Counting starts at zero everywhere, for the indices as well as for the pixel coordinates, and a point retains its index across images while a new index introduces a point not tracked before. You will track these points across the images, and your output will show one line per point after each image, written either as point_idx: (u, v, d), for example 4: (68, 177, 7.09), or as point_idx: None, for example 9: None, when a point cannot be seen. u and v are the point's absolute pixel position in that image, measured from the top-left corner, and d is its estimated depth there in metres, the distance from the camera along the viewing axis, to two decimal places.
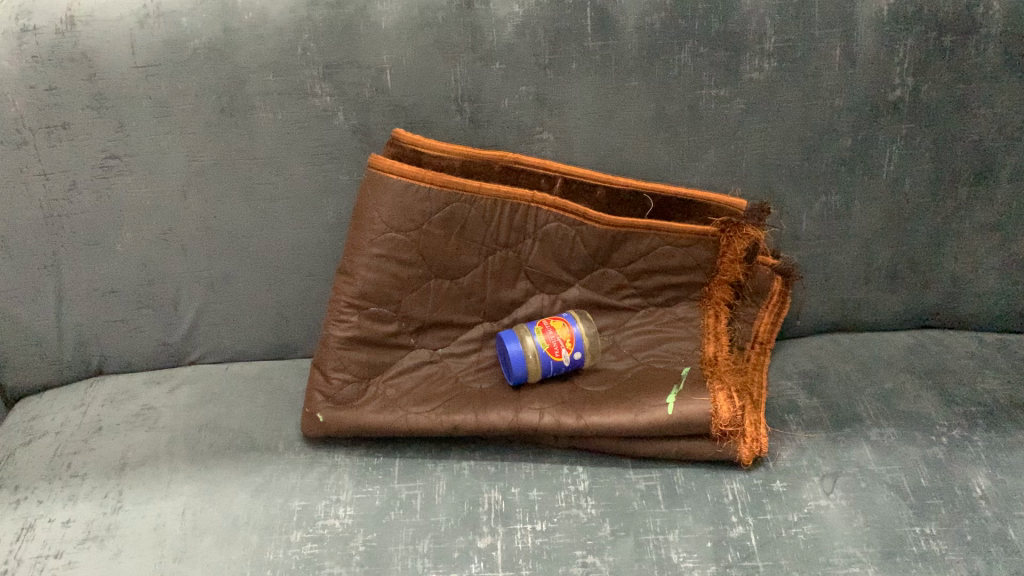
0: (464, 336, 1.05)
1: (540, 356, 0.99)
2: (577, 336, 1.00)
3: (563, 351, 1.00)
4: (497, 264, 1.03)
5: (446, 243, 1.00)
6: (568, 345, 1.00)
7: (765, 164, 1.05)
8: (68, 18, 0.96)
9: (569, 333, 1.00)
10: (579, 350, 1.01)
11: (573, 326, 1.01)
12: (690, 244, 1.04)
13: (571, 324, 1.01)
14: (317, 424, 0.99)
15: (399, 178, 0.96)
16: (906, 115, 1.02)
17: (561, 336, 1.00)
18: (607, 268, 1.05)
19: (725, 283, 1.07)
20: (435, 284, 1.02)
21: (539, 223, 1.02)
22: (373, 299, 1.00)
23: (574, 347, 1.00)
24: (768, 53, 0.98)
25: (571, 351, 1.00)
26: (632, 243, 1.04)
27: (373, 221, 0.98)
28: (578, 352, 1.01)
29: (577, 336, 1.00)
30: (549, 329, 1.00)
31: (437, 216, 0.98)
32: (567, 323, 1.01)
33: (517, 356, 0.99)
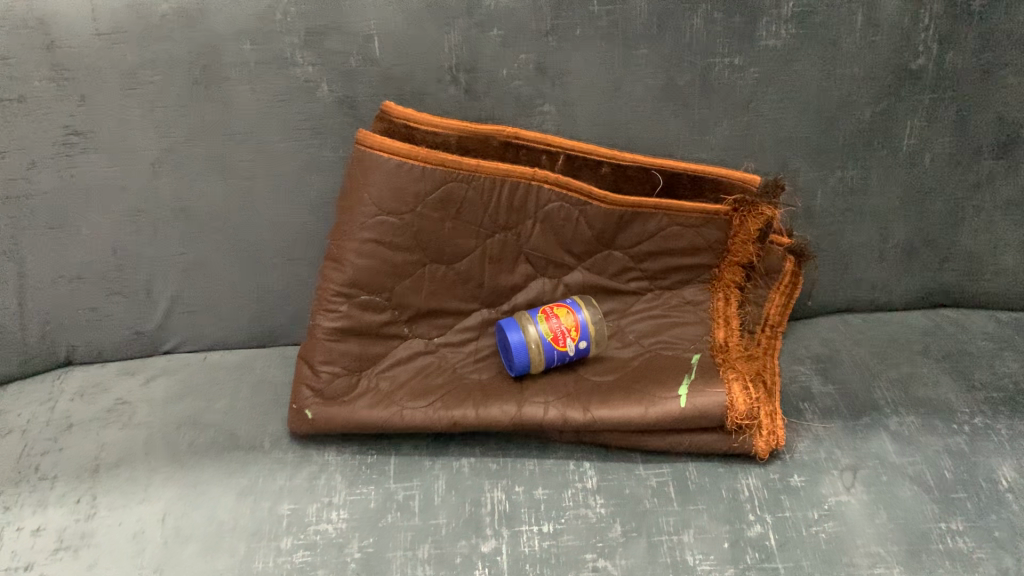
0: (461, 323, 0.98)
1: (542, 346, 0.94)
2: (582, 324, 0.95)
3: (567, 342, 0.94)
4: (496, 247, 0.96)
5: (442, 227, 0.93)
6: (572, 334, 0.94)
7: (780, 137, 0.99)
8: None
9: (574, 321, 0.95)
10: (585, 340, 0.95)
11: (577, 313, 0.95)
12: (700, 224, 0.98)
13: (576, 311, 0.95)
14: (305, 421, 0.93)
15: (390, 157, 0.89)
16: (929, 85, 0.96)
17: (564, 325, 0.94)
18: (611, 249, 0.99)
19: (736, 264, 1.01)
20: (430, 270, 0.95)
21: (541, 202, 0.96)
22: (364, 287, 0.92)
23: (578, 336, 0.95)
24: (786, 18, 0.91)
25: (577, 340, 0.95)
26: (639, 224, 0.98)
27: (363, 204, 0.90)
28: (584, 341, 0.95)
29: (581, 324, 0.95)
30: (550, 317, 0.94)
31: (432, 197, 0.91)
32: (571, 311, 0.95)
33: (519, 347, 0.93)
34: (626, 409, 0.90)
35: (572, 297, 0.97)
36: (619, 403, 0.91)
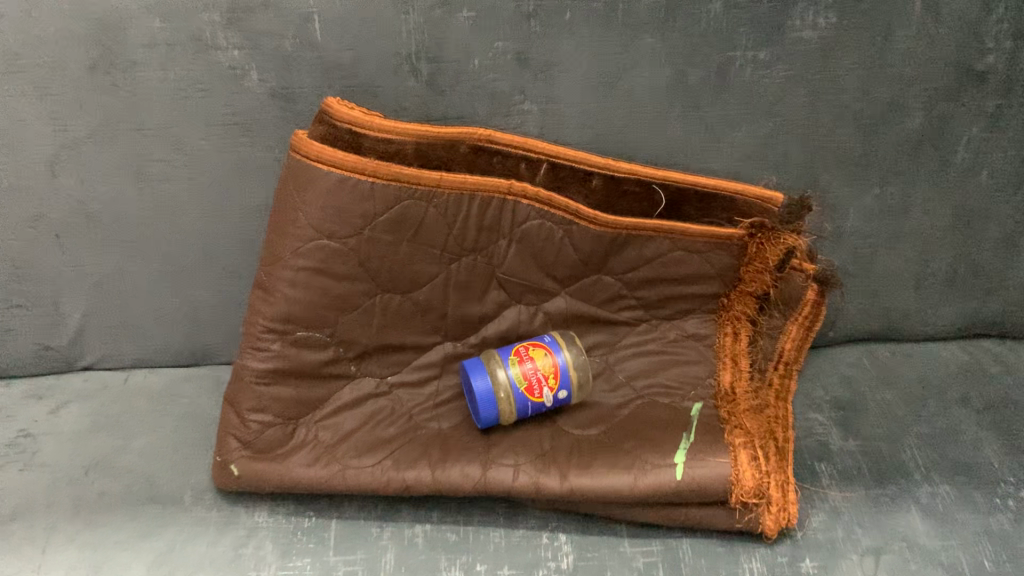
0: (419, 360, 0.83)
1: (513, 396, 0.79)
2: (561, 369, 0.80)
3: (543, 390, 0.79)
4: (463, 272, 0.80)
5: (396, 251, 0.76)
6: (549, 382, 0.79)
7: (809, 147, 0.81)
8: None
9: (552, 365, 0.79)
10: (565, 388, 0.80)
11: (557, 356, 0.80)
12: (708, 250, 0.82)
13: (555, 353, 0.80)
14: (231, 478, 0.78)
15: (331, 170, 0.72)
16: (995, 89, 0.79)
17: (540, 371, 0.79)
18: (601, 275, 0.83)
19: (748, 295, 0.85)
20: (382, 301, 0.79)
21: (518, 220, 0.79)
22: (301, 322, 0.77)
23: (557, 383, 0.80)
24: (827, 5, 0.74)
25: (555, 388, 0.80)
26: (636, 247, 0.81)
27: (298, 225, 0.74)
28: (563, 389, 0.80)
29: (561, 368, 0.80)
30: (524, 361, 0.79)
31: (383, 218, 0.75)
32: (549, 353, 0.80)
33: (485, 397, 0.78)
34: (610, 477, 0.76)
35: (552, 335, 0.82)
36: (603, 469, 0.77)
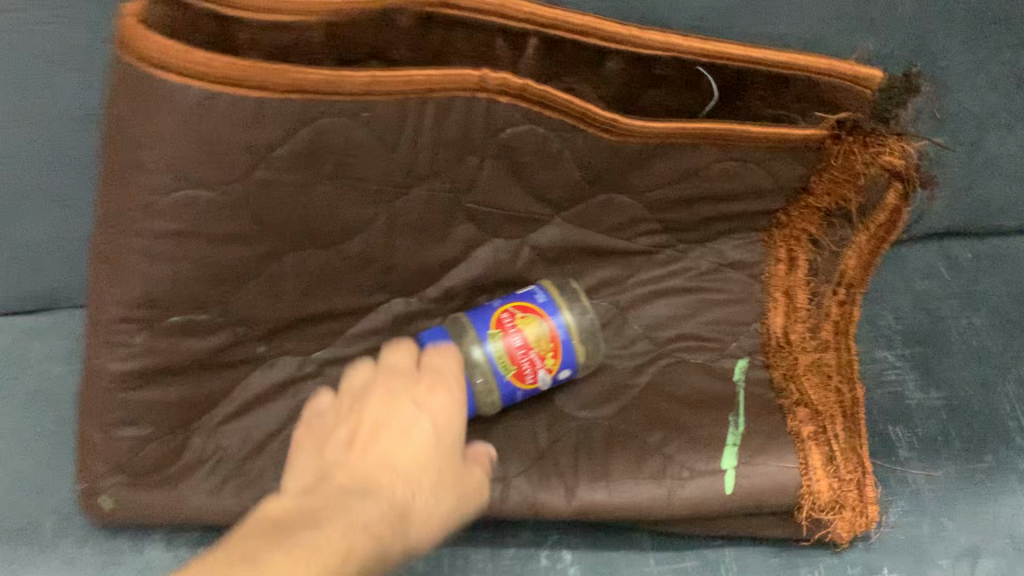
0: (359, 327, 0.58)
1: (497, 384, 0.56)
2: (562, 340, 0.56)
3: (538, 373, 0.56)
4: (414, 207, 0.54)
5: (311, 194, 0.50)
6: (547, 359, 0.56)
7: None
8: None
9: (549, 335, 0.56)
10: (569, 365, 0.57)
11: (554, 323, 0.56)
12: (771, 155, 0.56)
13: (552, 318, 0.56)
14: (100, 514, 0.55)
15: (192, 83, 0.43)
16: None
17: (533, 347, 0.56)
18: (614, 194, 0.58)
19: (814, 208, 0.61)
20: (294, 262, 0.53)
21: (496, 127, 0.52)
22: (172, 305, 0.51)
23: (558, 360, 0.56)
24: None
25: (556, 367, 0.57)
26: (668, 157, 0.55)
27: (146, 168, 0.45)
28: (566, 366, 0.57)
29: (562, 339, 0.56)
30: (509, 334, 0.55)
31: (285, 149, 0.47)
32: (544, 319, 0.56)
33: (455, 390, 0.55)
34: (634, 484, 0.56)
35: (544, 288, 0.58)
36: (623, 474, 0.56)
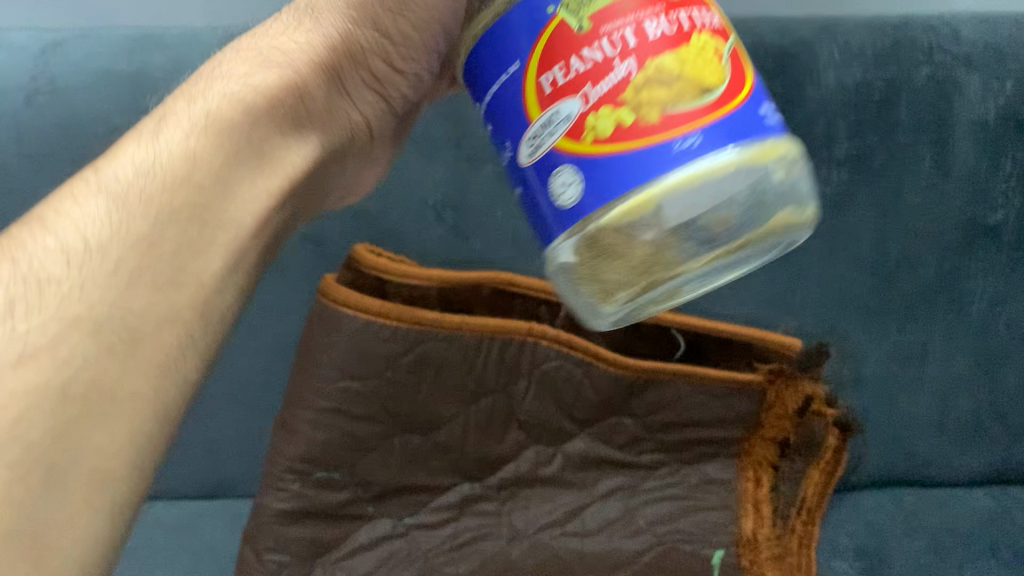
0: (439, 501, 0.83)
1: (519, 65, 0.37)
2: (648, 142, 0.35)
3: (553, 78, 0.36)
4: (483, 415, 0.81)
5: (418, 392, 0.78)
6: (628, 113, 0.35)
7: (825, 294, 0.83)
8: None
9: (637, 132, 0.36)
10: (579, 174, 0.37)
11: (711, 92, 0.36)
12: (729, 394, 0.83)
13: (752, 92, 0.38)
14: None
15: (356, 312, 0.75)
16: (1007, 243, 0.81)
17: (633, 76, 0.36)
18: (621, 417, 0.83)
19: (769, 441, 0.85)
20: (401, 442, 0.80)
21: (539, 359, 0.80)
22: (319, 463, 0.78)
23: (692, 113, 0.36)
24: (838, 160, 0.78)
25: (567, 146, 0.37)
26: (656, 390, 0.82)
27: (321, 366, 0.76)
28: (611, 158, 0.36)
29: (652, 146, 0.35)
30: (703, 14, 0.37)
31: (405, 360, 0.77)
32: (708, 102, 0.36)
33: (532, 9, 0.36)
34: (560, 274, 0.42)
35: (772, 102, 0.39)
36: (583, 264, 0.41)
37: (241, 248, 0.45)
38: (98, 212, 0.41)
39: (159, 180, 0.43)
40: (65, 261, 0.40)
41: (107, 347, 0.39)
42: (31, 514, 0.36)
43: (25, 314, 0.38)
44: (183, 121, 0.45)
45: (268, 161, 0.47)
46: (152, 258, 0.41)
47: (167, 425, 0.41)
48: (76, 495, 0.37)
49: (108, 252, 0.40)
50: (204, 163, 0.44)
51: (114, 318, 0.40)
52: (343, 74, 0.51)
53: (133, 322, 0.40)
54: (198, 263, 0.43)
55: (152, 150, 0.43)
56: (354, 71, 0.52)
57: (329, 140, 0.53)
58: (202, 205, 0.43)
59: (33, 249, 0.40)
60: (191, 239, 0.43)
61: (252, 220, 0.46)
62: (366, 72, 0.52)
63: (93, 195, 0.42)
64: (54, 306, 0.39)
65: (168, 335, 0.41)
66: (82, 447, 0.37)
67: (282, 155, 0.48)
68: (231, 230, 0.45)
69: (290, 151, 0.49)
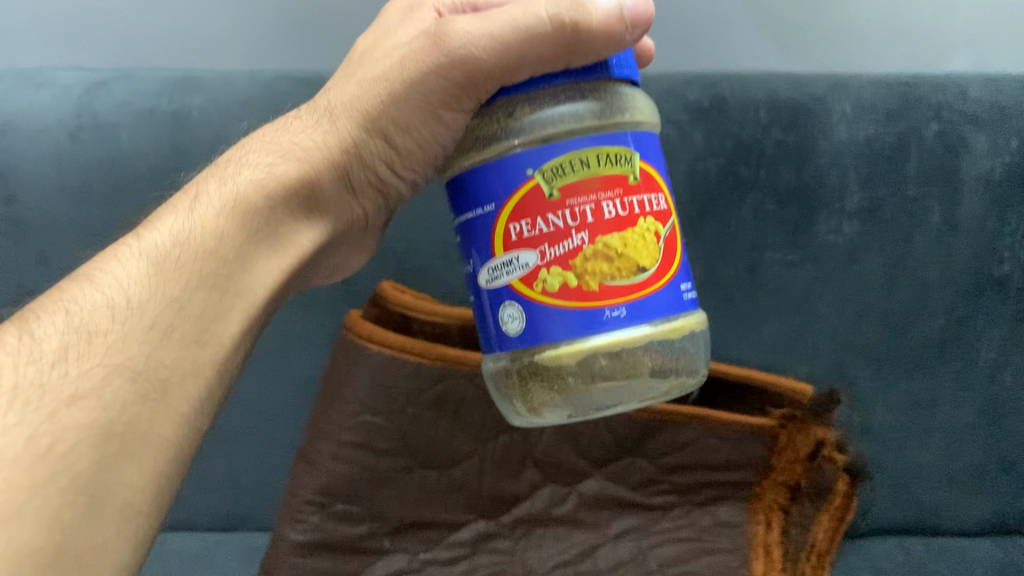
0: (452, 537, 0.83)
1: (494, 208, 0.46)
2: (581, 305, 0.45)
3: (519, 229, 0.46)
4: (499, 452, 0.83)
5: (437, 428, 0.81)
6: (574, 277, 0.45)
7: (836, 341, 0.85)
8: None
9: (575, 298, 0.45)
10: (524, 317, 0.47)
11: (644, 272, 0.46)
12: (741, 437, 0.84)
13: (676, 275, 0.48)
14: None
15: (380, 347, 0.78)
16: (1013, 295, 0.83)
17: (584, 247, 0.45)
18: (634, 458, 0.85)
19: (780, 484, 0.86)
20: (418, 477, 0.81)
21: None
22: (338, 495, 0.80)
23: (627, 288, 0.46)
24: (850, 212, 0.81)
25: (520, 291, 0.46)
26: (669, 432, 0.84)
27: (344, 400, 0.79)
28: (556, 309, 0.46)
29: (584, 312, 0.45)
30: (649, 199, 0.47)
31: (426, 395, 0.80)
32: (637, 279, 0.46)
33: (513, 168, 0.45)
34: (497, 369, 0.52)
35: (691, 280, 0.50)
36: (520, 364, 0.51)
37: (252, 316, 0.50)
38: (137, 276, 0.45)
39: (191, 252, 0.47)
40: (110, 316, 0.44)
41: (140, 399, 0.43)
42: (69, 538, 0.39)
43: (76, 359, 0.42)
44: (215, 200, 0.50)
45: (280, 241, 0.53)
46: (182, 320, 0.46)
47: (180, 466, 0.45)
48: (110, 523, 0.41)
49: (147, 311, 0.45)
50: (229, 240, 0.49)
51: (149, 370, 0.44)
52: (352, 173, 0.55)
53: (164, 373, 0.44)
54: (219, 325, 0.47)
55: (190, 221, 0.48)
56: (363, 173, 0.56)
57: (334, 225, 0.57)
58: (225, 277, 0.48)
59: (80, 304, 0.44)
60: (214, 306, 0.47)
61: (263, 293, 0.51)
62: (372, 175, 0.56)
63: (135, 258, 0.46)
64: (100, 354, 0.42)
65: (188, 388, 0.45)
66: (115, 481, 0.41)
67: (292, 237, 0.54)
68: (246, 300, 0.49)
69: (300, 233, 0.54)
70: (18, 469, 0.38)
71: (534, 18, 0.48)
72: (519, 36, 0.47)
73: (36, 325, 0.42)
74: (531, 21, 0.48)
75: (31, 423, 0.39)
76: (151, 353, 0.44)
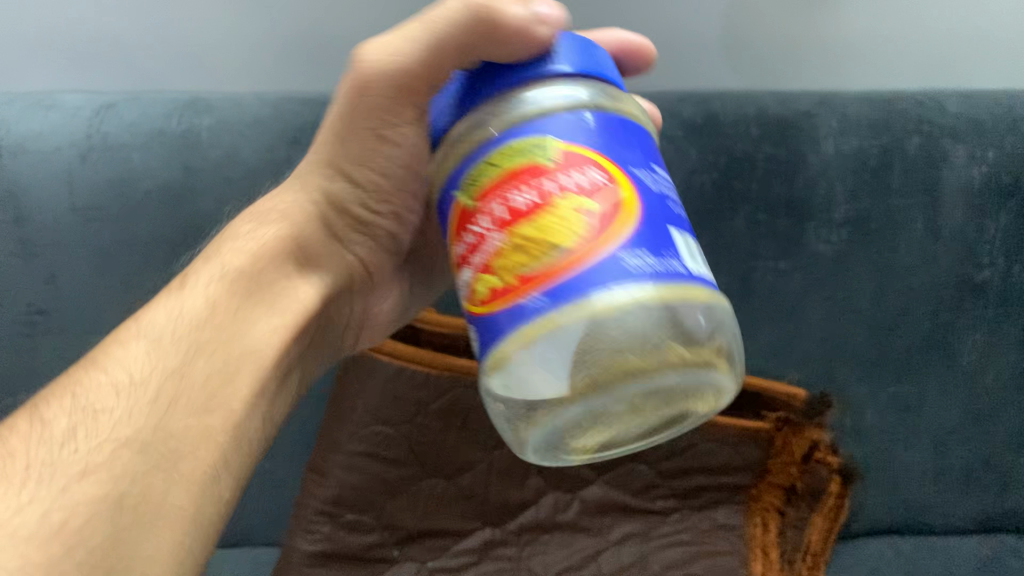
0: (459, 546, 0.85)
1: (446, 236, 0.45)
2: (506, 311, 0.39)
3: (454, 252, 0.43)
4: (505, 460, 0.85)
5: (446, 437, 0.83)
6: (496, 281, 0.40)
7: (826, 346, 0.88)
8: (8, 150, 0.81)
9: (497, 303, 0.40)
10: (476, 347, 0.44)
11: (563, 250, 0.38)
12: (738, 441, 0.88)
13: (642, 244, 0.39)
14: None
15: (389, 359, 0.82)
16: (994, 299, 0.87)
17: (503, 245, 0.40)
18: (635, 464, 0.88)
19: (776, 486, 0.89)
20: (426, 485, 0.83)
21: None
22: (350, 505, 0.82)
23: (548, 271, 0.38)
24: (837, 223, 0.85)
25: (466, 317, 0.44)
26: (669, 437, 0.88)
27: (354, 412, 0.81)
28: (483, 322, 0.40)
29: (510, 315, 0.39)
30: (571, 174, 0.40)
31: (435, 405, 0.82)
32: (564, 258, 0.38)
33: (449, 191, 0.43)
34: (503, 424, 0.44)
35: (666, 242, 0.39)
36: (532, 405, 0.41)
37: (264, 375, 0.51)
38: (138, 355, 0.48)
39: (188, 324, 0.49)
40: (114, 394, 0.46)
41: (151, 469, 0.44)
42: None
43: (84, 437, 0.44)
44: (210, 276, 0.52)
45: (280, 299, 0.54)
46: (186, 388, 0.47)
47: (207, 536, 0.46)
48: None
49: (148, 384, 0.47)
50: (224, 308, 0.51)
51: (157, 439, 0.45)
52: (343, 232, 0.60)
53: (174, 442, 0.45)
54: (227, 389, 0.49)
55: (183, 300, 0.51)
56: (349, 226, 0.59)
57: (342, 282, 0.60)
58: (224, 342, 0.50)
59: (87, 386, 0.46)
60: (218, 371, 0.49)
61: (269, 350, 0.51)
62: (360, 223, 0.60)
63: (136, 340, 0.49)
64: (107, 429, 0.44)
65: (202, 454, 0.46)
66: (134, 552, 0.42)
67: (295, 294, 0.55)
68: (253, 359, 0.50)
69: (299, 289, 0.55)
70: (32, 546, 0.39)
71: (439, 16, 0.48)
72: (428, 33, 0.48)
73: (45, 412, 0.45)
74: (435, 21, 0.48)
75: (42, 501, 0.41)
76: (160, 424, 0.46)
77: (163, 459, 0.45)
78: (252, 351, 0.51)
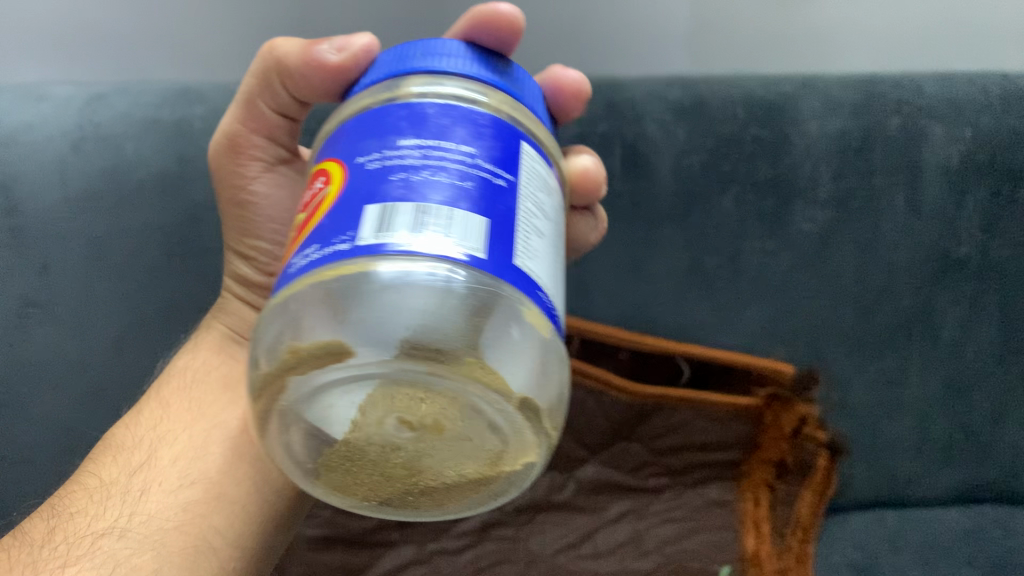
0: (458, 527, 0.85)
1: None
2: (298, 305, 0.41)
3: None
4: None
5: None
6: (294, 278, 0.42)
7: (811, 323, 0.90)
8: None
9: None
10: None
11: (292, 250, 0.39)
12: (728, 418, 0.92)
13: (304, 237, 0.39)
14: None
15: None
16: (973, 274, 0.90)
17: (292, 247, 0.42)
18: (630, 442, 0.91)
19: (766, 462, 0.93)
20: None
21: None
22: None
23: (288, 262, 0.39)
24: (821, 202, 0.87)
25: None
26: (663, 415, 0.91)
27: None
28: None
29: None
30: (325, 178, 0.40)
31: None
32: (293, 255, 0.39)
33: None
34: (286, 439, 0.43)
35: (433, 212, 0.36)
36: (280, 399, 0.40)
37: (233, 447, 0.61)
38: (109, 463, 0.59)
39: (151, 427, 0.61)
40: (89, 498, 0.56)
41: (139, 547, 0.53)
42: None
43: (65, 535, 0.53)
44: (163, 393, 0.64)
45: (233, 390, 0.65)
46: (159, 474, 0.58)
47: None
48: None
49: (118, 482, 0.57)
50: (179, 409, 0.63)
51: (135, 525, 0.54)
52: None
53: (158, 522, 0.55)
54: (198, 469, 0.59)
55: (145, 412, 0.63)
56: None
57: None
58: (185, 431, 0.61)
59: (68, 498, 0.56)
60: (187, 454, 0.60)
61: (233, 424, 0.63)
62: None
63: (109, 452, 0.60)
64: (86, 524, 0.54)
65: (190, 519, 0.56)
66: None
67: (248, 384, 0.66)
68: (220, 435, 0.62)
69: None
70: None
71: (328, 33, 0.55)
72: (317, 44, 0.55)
73: (27, 529, 0.55)
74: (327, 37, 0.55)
75: None
76: (138, 507, 0.56)
77: (149, 536, 0.54)
78: (218, 429, 0.62)
